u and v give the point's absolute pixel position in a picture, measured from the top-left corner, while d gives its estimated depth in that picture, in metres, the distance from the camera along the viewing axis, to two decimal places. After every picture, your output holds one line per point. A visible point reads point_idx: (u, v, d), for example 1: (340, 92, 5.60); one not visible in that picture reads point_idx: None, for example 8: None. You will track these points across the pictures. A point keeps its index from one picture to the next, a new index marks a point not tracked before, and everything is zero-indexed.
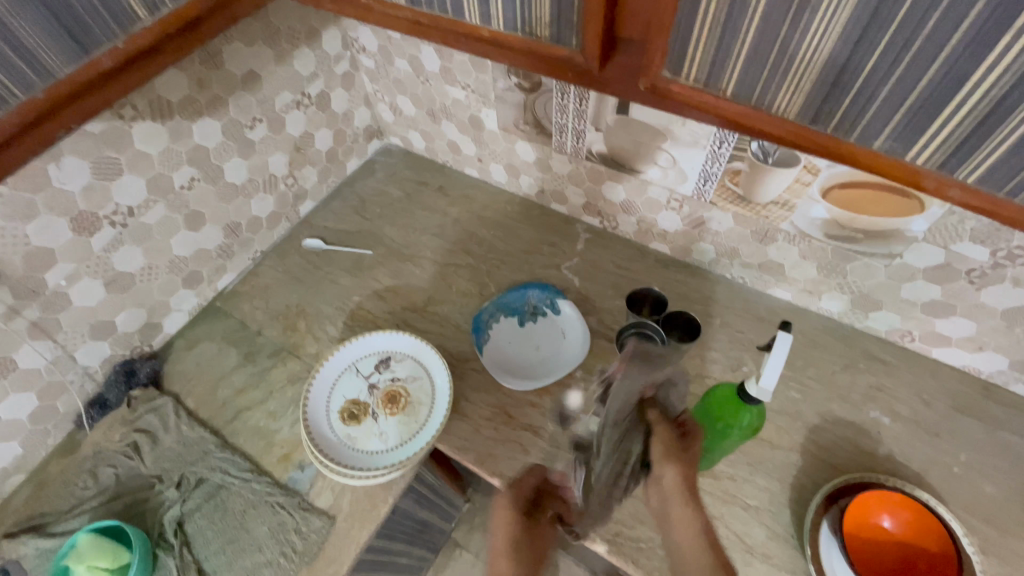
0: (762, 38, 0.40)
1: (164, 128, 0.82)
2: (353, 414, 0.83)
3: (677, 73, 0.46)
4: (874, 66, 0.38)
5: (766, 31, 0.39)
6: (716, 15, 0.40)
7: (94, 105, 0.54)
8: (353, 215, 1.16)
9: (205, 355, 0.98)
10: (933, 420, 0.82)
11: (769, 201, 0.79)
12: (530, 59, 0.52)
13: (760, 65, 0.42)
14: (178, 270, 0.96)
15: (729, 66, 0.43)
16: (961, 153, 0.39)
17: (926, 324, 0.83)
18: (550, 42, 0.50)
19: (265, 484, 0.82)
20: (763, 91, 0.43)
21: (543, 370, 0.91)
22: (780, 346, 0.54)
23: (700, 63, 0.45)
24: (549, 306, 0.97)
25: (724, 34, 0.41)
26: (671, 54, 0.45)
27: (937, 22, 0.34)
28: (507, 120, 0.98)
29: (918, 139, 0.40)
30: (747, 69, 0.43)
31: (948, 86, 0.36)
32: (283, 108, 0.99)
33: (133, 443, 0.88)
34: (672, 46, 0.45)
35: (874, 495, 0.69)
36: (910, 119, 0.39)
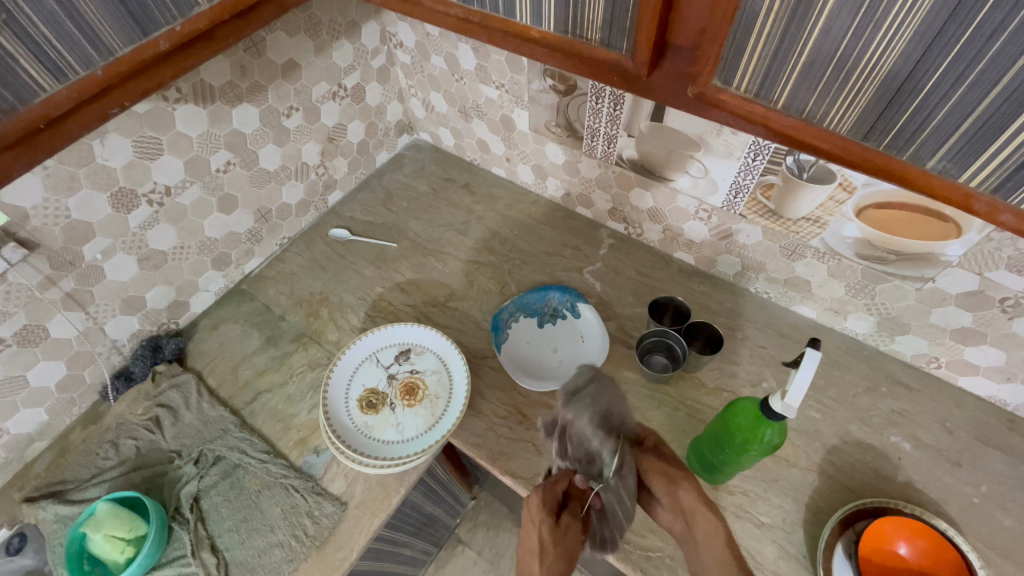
0: (820, 51, 0.40)
1: (205, 111, 0.84)
2: (372, 404, 0.83)
3: (728, 82, 0.46)
4: (933, 86, 0.37)
5: (825, 44, 0.39)
6: (774, 25, 0.40)
7: (146, 85, 0.56)
8: (380, 207, 1.17)
9: (229, 335, 1.00)
10: (955, 449, 0.81)
11: (801, 217, 0.79)
12: (576, 62, 0.53)
13: (814, 78, 0.42)
14: (208, 251, 0.98)
15: (782, 78, 0.43)
16: (1018, 177, 0.39)
17: (953, 351, 0.81)
18: (600, 45, 0.50)
19: (281, 466, 0.84)
20: (816, 103, 0.43)
21: (560, 372, 0.92)
22: (808, 364, 0.54)
23: (752, 73, 0.45)
24: (570, 308, 0.97)
25: (781, 45, 0.41)
26: (724, 63, 0.45)
27: (1004, 44, 0.33)
28: (539, 121, 0.99)
29: (974, 161, 0.39)
30: (801, 81, 0.43)
31: (1009, 109, 0.35)
32: (319, 98, 1.01)
33: (155, 417, 0.90)
34: (725, 55, 0.45)
35: (887, 522, 0.68)
36: (966, 142, 0.39)
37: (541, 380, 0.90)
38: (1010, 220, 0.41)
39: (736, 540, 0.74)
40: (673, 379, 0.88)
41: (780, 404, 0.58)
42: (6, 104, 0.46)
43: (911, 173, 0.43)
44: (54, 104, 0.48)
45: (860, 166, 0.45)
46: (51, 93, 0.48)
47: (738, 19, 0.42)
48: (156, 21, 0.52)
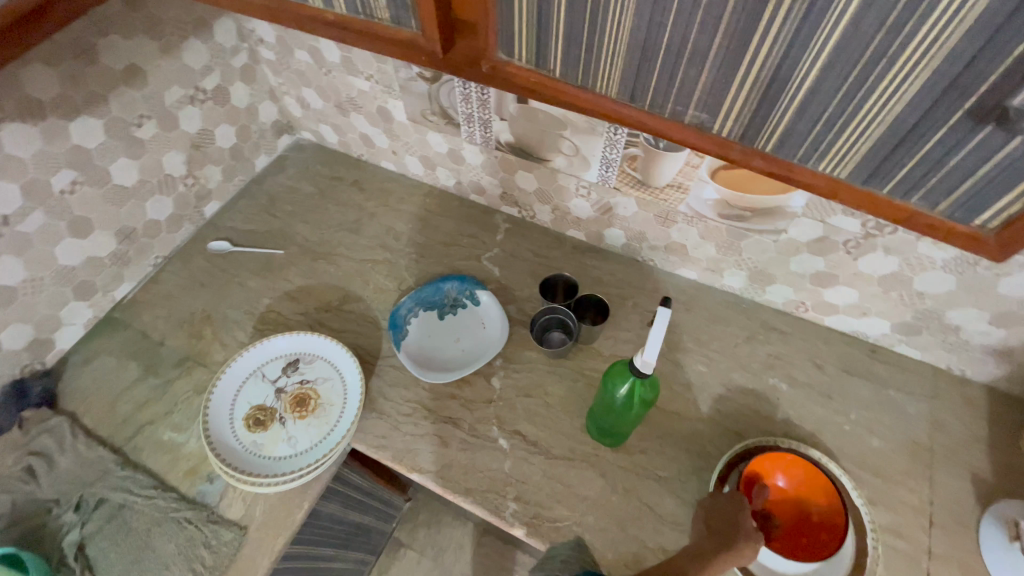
0: (573, 23, 0.55)
1: (35, 129, 0.76)
2: (259, 421, 0.78)
3: (511, 55, 0.63)
4: (667, 47, 0.52)
5: (575, 18, 0.54)
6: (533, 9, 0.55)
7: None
8: (264, 213, 1.11)
9: (103, 370, 0.92)
10: (827, 383, 0.88)
11: (666, 184, 0.82)
12: (379, 42, 0.67)
13: (575, 49, 0.58)
14: (66, 281, 0.89)
15: (552, 51, 0.59)
16: (756, 121, 0.55)
17: (816, 294, 0.88)
18: (396, 27, 0.65)
19: (170, 500, 0.78)
20: (586, 70, 0.59)
21: (462, 362, 0.91)
22: (660, 321, 0.56)
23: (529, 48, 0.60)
24: (468, 297, 0.97)
25: (542, 21, 0.56)
26: (501, 41, 0.62)
27: (695, 31, 0.50)
28: (415, 110, 0.97)
29: (719, 110, 0.56)
30: (566, 53, 0.59)
31: (726, 64, 0.51)
32: (173, 104, 0.94)
33: (28, 468, 0.80)
34: (499, 33, 0.61)
35: (792, 455, 0.74)
36: (706, 95, 0.55)
37: (445, 372, 0.88)
38: (759, 161, 0.59)
39: (639, 497, 0.77)
40: (571, 354, 0.90)
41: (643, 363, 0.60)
42: None
43: (675, 127, 0.60)
44: None
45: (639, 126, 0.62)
46: None
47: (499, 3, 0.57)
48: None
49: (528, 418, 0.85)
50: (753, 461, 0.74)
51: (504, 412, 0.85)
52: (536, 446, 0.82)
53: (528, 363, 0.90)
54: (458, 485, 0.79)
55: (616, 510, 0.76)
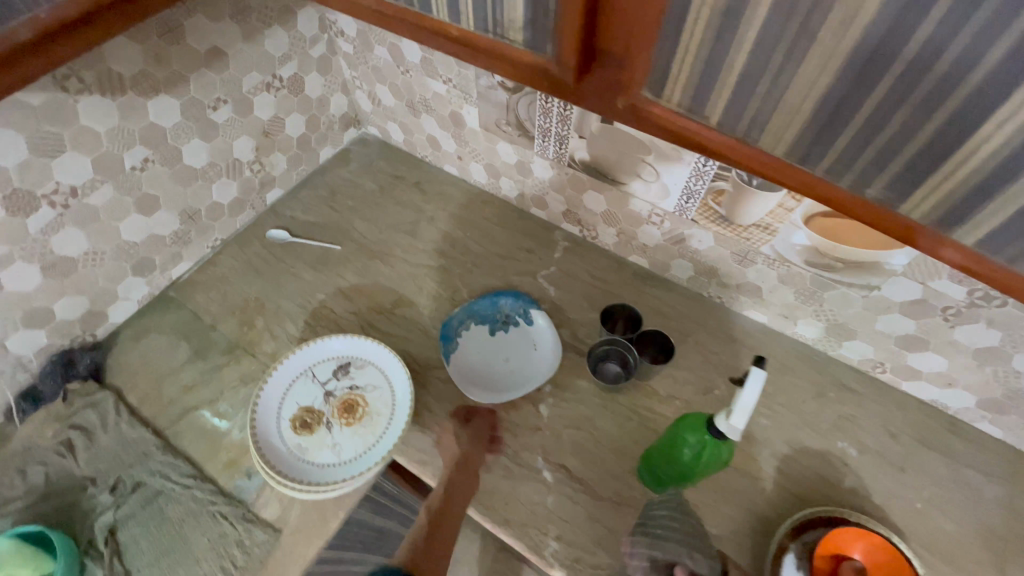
0: (751, 61, 0.44)
1: (114, 105, 0.76)
2: (306, 423, 0.76)
3: (659, 96, 0.52)
4: (869, 112, 0.42)
5: (756, 54, 0.43)
6: (698, 44, 0.45)
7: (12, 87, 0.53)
8: (323, 206, 1.11)
9: (153, 348, 0.92)
10: (899, 453, 0.82)
11: (751, 223, 0.77)
12: (493, 61, 0.58)
13: (744, 95, 0.47)
14: (126, 256, 0.89)
15: (720, 95, 0.48)
16: (961, 212, 0.45)
17: (898, 357, 0.82)
18: (521, 46, 0.54)
19: (208, 492, 0.77)
20: (752, 125, 0.49)
21: (509, 383, 0.88)
22: (753, 384, 0.52)
23: (688, 88, 0.49)
24: (521, 315, 0.93)
25: (707, 60, 0.46)
26: (650, 77, 0.51)
27: (933, 88, 0.39)
28: (489, 118, 0.94)
29: (913, 192, 0.46)
30: (739, 99, 0.48)
31: (954, 136, 0.40)
32: (250, 90, 0.93)
33: (67, 440, 0.82)
34: (652, 69, 0.50)
35: (881, 538, 0.67)
36: (907, 172, 0.44)
37: (493, 394, 0.85)
38: (952, 252, 0.47)
39: None
40: (626, 389, 0.86)
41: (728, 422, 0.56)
42: None
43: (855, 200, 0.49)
44: None
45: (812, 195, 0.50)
46: None
47: (665, 24, 0.46)
48: (14, 7, 0.50)
49: (575, 451, 0.81)
50: (844, 529, 0.68)
51: (551, 442, 0.81)
52: (581, 483, 0.78)
53: (579, 393, 0.86)
54: (497, 513, 0.76)
55: None
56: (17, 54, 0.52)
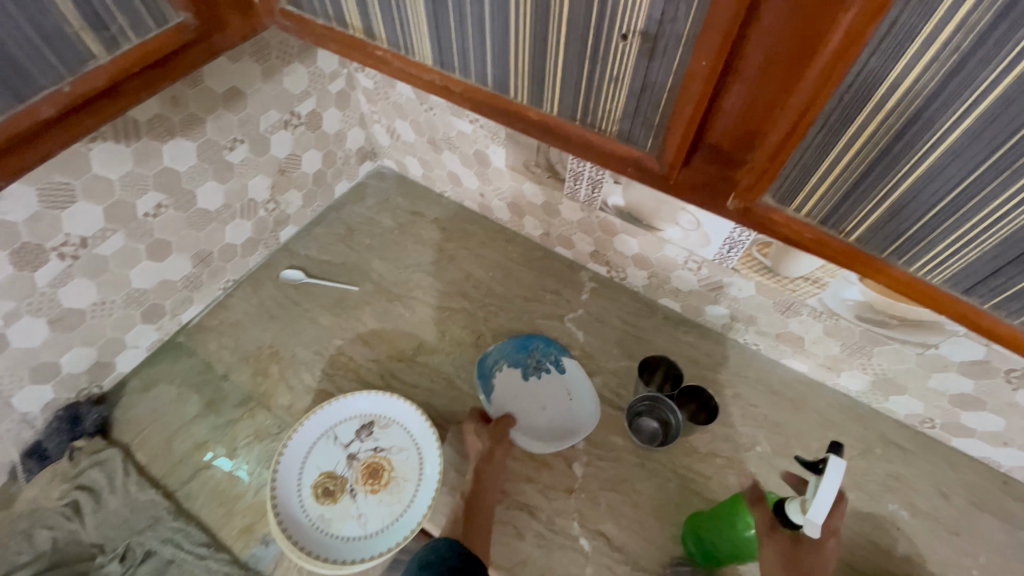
0: (903, 196, 0.47)
1: (129, 150, 0.72)
2: (328, 491, 0.72)
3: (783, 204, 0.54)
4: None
5: (911, 190, 0.46)
6: (853, 169, 0.47)
7: (24, 163, 0.53)
8: (339, 244, 1.07)
9: (162, 400, 0.87)
10: (953, 516, 0.77)
11: (798, 276, 0.74)
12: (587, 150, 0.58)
13: (892, 221, 0.49)
14: (137, 303, 0.85)
15: (841, 199, 0.50)
16: None
17: (950, 414, 0.78)
18: (619, 137, 0.55)
19: (223, 562, 0.72)
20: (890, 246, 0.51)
21: (549, 434, 0.83)
22: (834, 474, 0.48)
23: (805, 188, 0.51)
24: (555, 362, 0.89)
25: (856, 183, 0.48)
26: (782, 189, 0.52)
27: None
28: (516, 159, 0.90)
29: None
30: (858, 203, 0.49)
31: None
32: (268, 128, 0.90)
33: (74, 502, 0.77)
34: (787, 184, 0.51)
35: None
36: None
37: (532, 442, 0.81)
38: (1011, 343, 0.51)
39: None
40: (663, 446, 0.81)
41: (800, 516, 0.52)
42: None
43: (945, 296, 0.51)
44: None
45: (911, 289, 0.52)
46: None
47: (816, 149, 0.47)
48: (36, 85, 0.52)
49: (613, 516, 0.76)
50: None
51: (587, 506, 0.77)
52: (621, 551, 0.74)
53: (615, 451, 0.82)
54: None
55: None
56: (33, 130, 0.52)
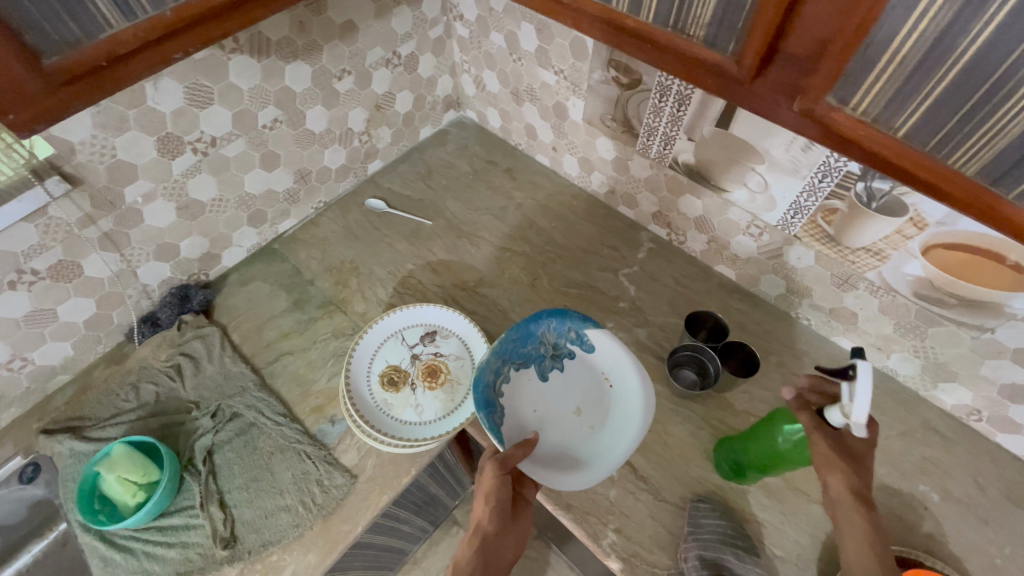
0: (958, 89, 0.36)
1: (259, 65, 0.82)
2: (393, 381, 0.81)
3: (846, 100, 0.41)
4: None
5: (964, 86, 0.35)
6: (906, 62, 0.37)
7: (213, 30, 0.47)
8: (419, 181, 1.16)
9: (257, 293, 0.99)
10: (986, 506, 0.77)
11: (861, 247, 0.75)
12: (667, 59, 0.47)
13: (948, 117, 0.37)
14: (245, 206, 0.97)
15: (912, 102, 0.38)
16: None
17: (999, 406, 0.77)
18: (703, 44, 0.45)
19: (296, 431, 0.83)
20: (944, 150, 0.38)
21: (589, 449, 0.77)
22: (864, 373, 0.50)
23: (876, 97, 0.40)
24: (574, 339, 0.82)
25: (907, 85, 0.38)
26: (845, 80, 0.40)
27: None
28: (594, 112, 0.95)
29: None
30: (935, 110, 0.37)
31: None
32: (372, 64, 0.99)
33: (177, 364, 0.90)
34: (851, 70, 0.39)
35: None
36: None
37: (583, 475, 0.74)
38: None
39: None
40: (699, 396, 0.86)
41: (839, 420, 0.55)
42: (70, 35, 0.40)
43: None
44: (118, 42, 0.42)
45: (967, 208, 0.39)
46: (117, 30, 0.42)
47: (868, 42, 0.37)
48: None
49: (642, 450, 0.82)
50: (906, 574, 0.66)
51: None
52: (645, 482, 0.79)
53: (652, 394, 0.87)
54: (560, 497, 0.77)
55: None
56: (221, 8, 0.46)
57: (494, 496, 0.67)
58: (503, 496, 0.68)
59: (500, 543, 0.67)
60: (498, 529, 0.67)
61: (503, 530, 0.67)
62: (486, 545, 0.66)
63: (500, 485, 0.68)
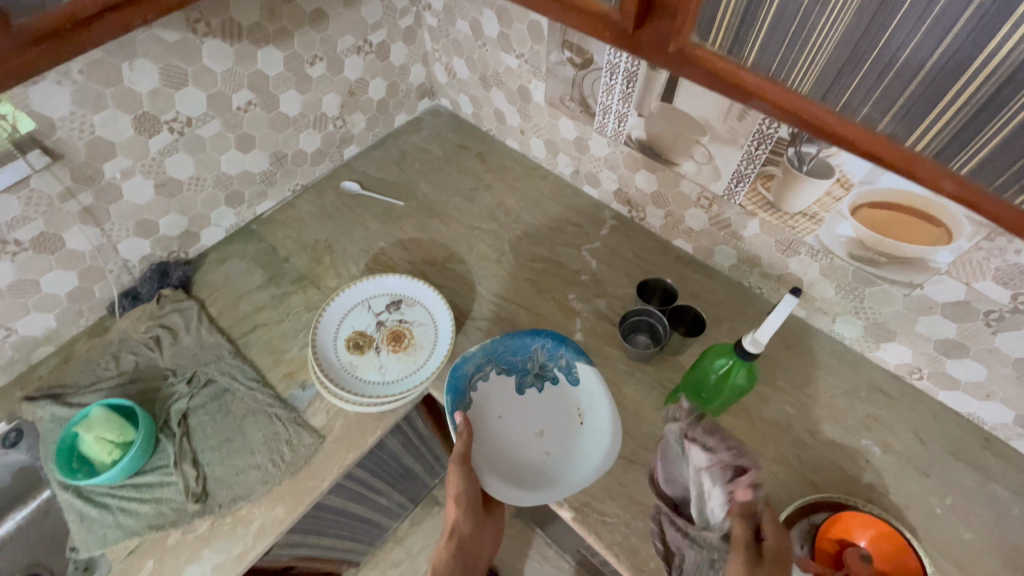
0: (779, 22, 0.55)
1: (231, 49, 0.87)
2: (358, 345, 0.85)
3: (705, 39, 0.61)
4: (909, 54, 0.50)
5: (781, 20, 0.54)
6: (744, 14, 0.56)
7: (170, 0, 0.52)
8: (393, 165, 1.20)
9: (234, 270, 1.04)
10: (925, 459, 0.81)
11: (798, 211, 0.79)
12: (582, 19, 0.67)
13: (777, 47, 0.57)
14: (223, 186, 1.01)
15: (750, 44, 0.58)
16: (957, 142, 0.52)
17: (936, 363, 0.81)
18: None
19: (268, 395, 0.87)
20: (780, 67, 0.58)
21: (540, 474, 0.79)
22: (784, 306, 0.57)
23: (727, 36, 0.59)
24: (563, 367, 0.86)
25: (748, 24, 0.57)
26: (700, 23, 0.60)
27: (915, 47, 0.49)
28: (555, 94, 1.00)
29: (915, 124, 0.54)
30: (766, 46, 0.57)
31: (948, 78, 0.49)
32: (343, 51, 1.04)
33: (156, 336, 0.94)
34: (702, 18, 0.60)
35: (892, 528, 0.69)
36: (909, 107, 0.53)
37: (523, 490, 0.77)
38: (950, 183, 0.54)
39: None
40: (653, 359, 0.90)
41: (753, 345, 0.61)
42: None
43: (862, 132, 0.56)
44: (81, 6, 0.46)
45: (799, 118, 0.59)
46: None
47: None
48: None
49: None
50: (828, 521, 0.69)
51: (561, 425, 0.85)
52: None
53: (609, 358, 0.91)
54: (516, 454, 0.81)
55: None
56: None
57: (462, 498, 0.71)
58: (471, 496, 0.72)
59: (474, 540, 0.73)
60: (471, 531, 0.72)
61: (476, 527, 0.72)
62: (463, 545, 0.71)
63: (467, 484, 0.71)
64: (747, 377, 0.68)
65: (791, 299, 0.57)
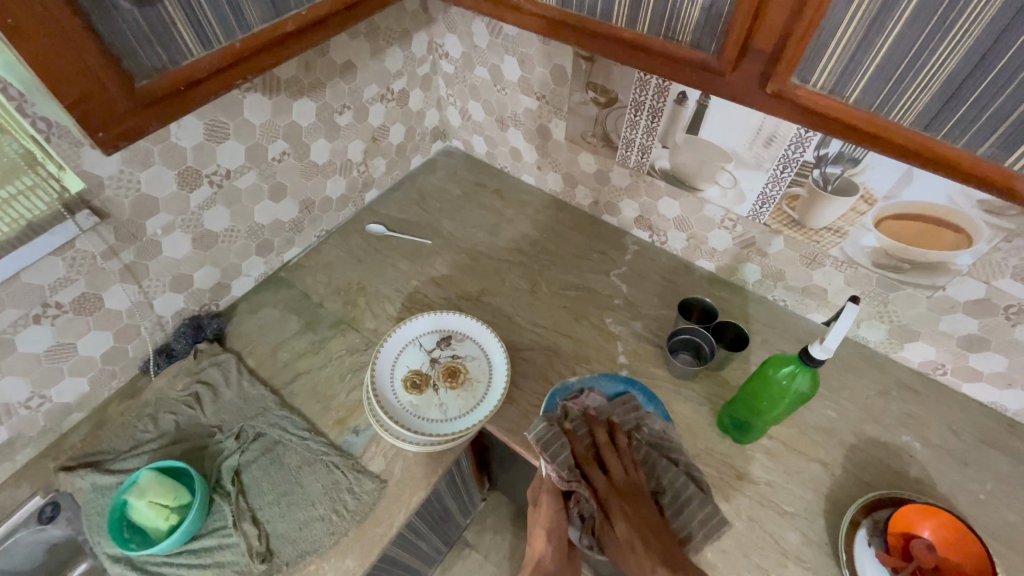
0: (893, 53, 0.41)
1: (270, 101, 0.89)
2: (416, 384, 0.87)
3: (806, 79, 0.47)
4: (986, 87, 0.39)
5: (899, 46, 0.41)
6: (852, 36, 0.43)
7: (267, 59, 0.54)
8: (414, 206, 1.23)
9: (268, 319, 1.02)
10: (962, 449, 0.86)
11: (823, 227, 0.86)
12: (658, 62, 0.55)
13: (886, 77, 0.43)
14: (255, 236, 1.01)
15: (859, 74, 0.44)
16: None
17: (959, 357, 0.87)
18: (688, 46, 0.52)
19: (322, 444, 0.86)
20: (884, 103, 0.44)
21: None
22: (848, 315, 0.61)
23: (830, 69, 0.45)
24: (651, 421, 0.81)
25: (857, 51, 0.43)
26: (803, 63, 0.46)
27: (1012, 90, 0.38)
28: (576, 131, 1.05)
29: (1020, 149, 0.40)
30: (874, 77, 0.43)
31: None
32: (368, 99, 1.07)
33: (195, 393, 0.91)
34: (807, 55, 0.46)
35: (949, 516, 0.71)
36: (1013, 132, 0.40)
37: None
38: None
39: (761, 526, 0.79)
40: (698, 375, 0.93)
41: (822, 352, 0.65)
42: (159, 61, 0.46)
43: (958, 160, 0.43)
44: (197, 68, 0.48)
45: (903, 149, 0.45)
46: (196, 58, 0.48)
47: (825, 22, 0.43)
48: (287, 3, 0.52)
49: None
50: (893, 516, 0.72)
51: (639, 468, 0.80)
52: None
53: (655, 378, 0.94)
54: None
55: (738, 534, 0.78)
56: (277, 44, 0.53)
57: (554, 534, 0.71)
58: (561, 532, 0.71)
59: None
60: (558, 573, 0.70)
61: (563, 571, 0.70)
62: None
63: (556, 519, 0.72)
64: (808, 383, 0.72)
65: (854, 308, 0.61)
